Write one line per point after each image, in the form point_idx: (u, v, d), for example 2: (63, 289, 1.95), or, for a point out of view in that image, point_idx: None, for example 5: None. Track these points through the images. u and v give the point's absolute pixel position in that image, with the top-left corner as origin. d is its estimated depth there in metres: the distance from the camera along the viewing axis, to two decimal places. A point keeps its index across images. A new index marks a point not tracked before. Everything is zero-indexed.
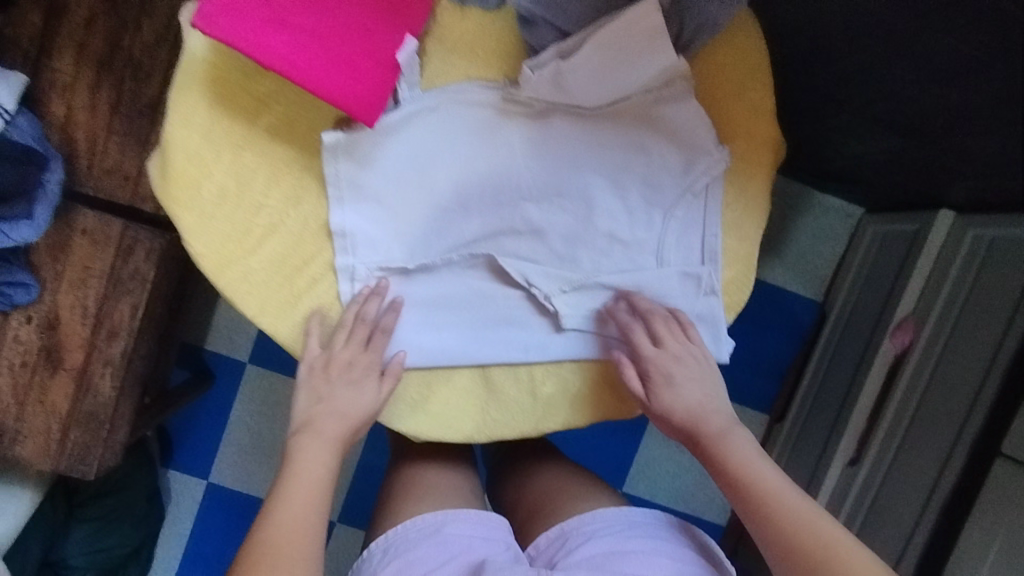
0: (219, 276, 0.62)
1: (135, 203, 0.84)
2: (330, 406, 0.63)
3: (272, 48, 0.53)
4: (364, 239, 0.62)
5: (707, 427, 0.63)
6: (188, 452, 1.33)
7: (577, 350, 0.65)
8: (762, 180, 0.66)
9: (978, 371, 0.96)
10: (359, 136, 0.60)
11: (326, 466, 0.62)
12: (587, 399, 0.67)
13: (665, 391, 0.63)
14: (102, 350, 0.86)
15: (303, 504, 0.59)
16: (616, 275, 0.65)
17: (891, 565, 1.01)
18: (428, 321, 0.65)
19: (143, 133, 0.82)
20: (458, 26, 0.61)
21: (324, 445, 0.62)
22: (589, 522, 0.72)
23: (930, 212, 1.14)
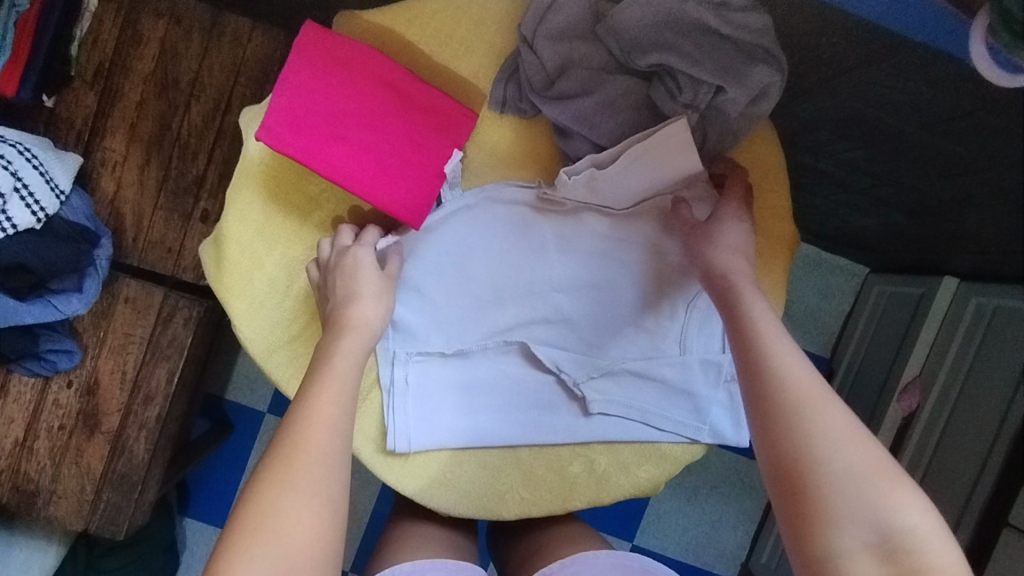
0: (266, 359, 0.66)
1: (177, 273, 0.88)
2: (344, 295, 0.59)
3: (330, 160, 0.57)
4: (405, 327, 0.66)
5: (737, 286, 0.60)
6: (206, 500, 1.34)
7: (603, 433, 0.68)
8: (780, 273, 0.69)
9: (985, 441, 0.99)
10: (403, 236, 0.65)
11: (357, 360, 0.57)
12: (612, 480, 0.70)
13: (706, 243, 0.63)
14: (138, 414, 0.89)
15: (332, 396, 0.53)
16: (642, 362, 0.68)
17: None
18: (462, 404, 0.68)
19: (187, 208, 0.87)
20: (496, 132, 0.65)
21: (357, 333, 0.58)
22: (565, 566, 0.75)
23: (934, 277, 1.18)
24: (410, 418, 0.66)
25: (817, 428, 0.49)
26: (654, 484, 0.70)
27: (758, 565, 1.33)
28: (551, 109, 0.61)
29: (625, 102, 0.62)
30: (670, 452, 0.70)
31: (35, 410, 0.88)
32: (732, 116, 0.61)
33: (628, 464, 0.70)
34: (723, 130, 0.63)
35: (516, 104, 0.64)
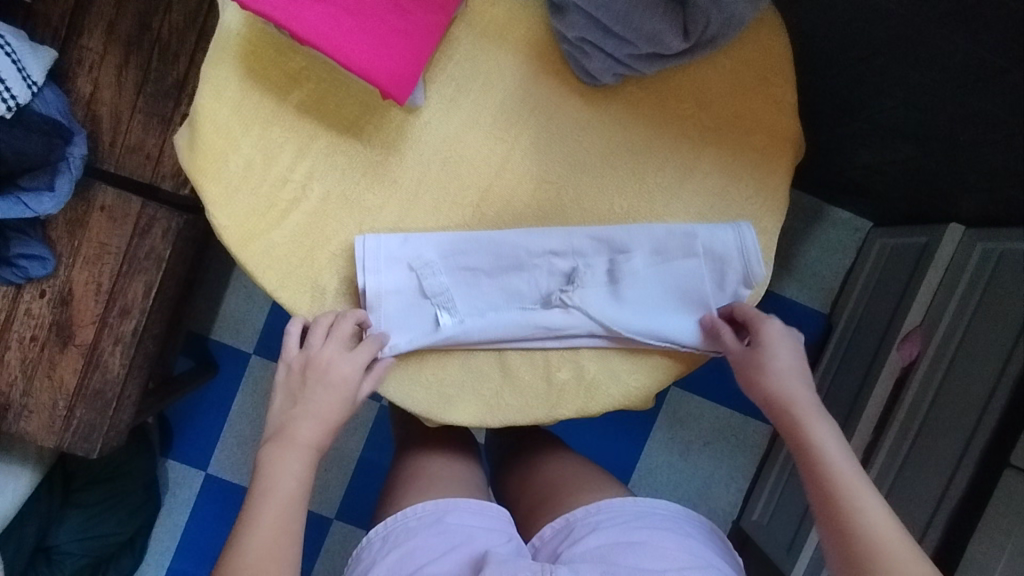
0: (240, 248, 0.62)
1: (155, 181, 0.84)
2: (304, 411, 0.62)
3: (308, 21, 0.54)
4: (383, 251, 0.62)
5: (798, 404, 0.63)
6: (189, 442, 1.32)
7: (592, 339, 0.66)
8: (784, 173, 0.65)
9: (987, 382, 0.96)
10: (394, 243, 0.62)
11: (302, 477, 0.60)
12: (601, 388, 0.67)
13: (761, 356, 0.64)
14: (113, 327, 0.86)
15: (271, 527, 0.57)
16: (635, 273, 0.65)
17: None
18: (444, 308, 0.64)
19: (166, 113, 0.83)
20: (488, 12, 0.62)
21: (297, 453, 0.61)
22: (596, 513, 0.69)
23: (939, 225, 1.15)
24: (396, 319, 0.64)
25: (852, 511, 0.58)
26: (645, 393, 0.67)
27: (751, 520, 1.30)
28: None
29: None
30: (659, 361, 0.67)
31: (6, 320, 0.85)
32: None
33: (618, 370, 0.67)
34: (725, 18, 0.58)
35: None
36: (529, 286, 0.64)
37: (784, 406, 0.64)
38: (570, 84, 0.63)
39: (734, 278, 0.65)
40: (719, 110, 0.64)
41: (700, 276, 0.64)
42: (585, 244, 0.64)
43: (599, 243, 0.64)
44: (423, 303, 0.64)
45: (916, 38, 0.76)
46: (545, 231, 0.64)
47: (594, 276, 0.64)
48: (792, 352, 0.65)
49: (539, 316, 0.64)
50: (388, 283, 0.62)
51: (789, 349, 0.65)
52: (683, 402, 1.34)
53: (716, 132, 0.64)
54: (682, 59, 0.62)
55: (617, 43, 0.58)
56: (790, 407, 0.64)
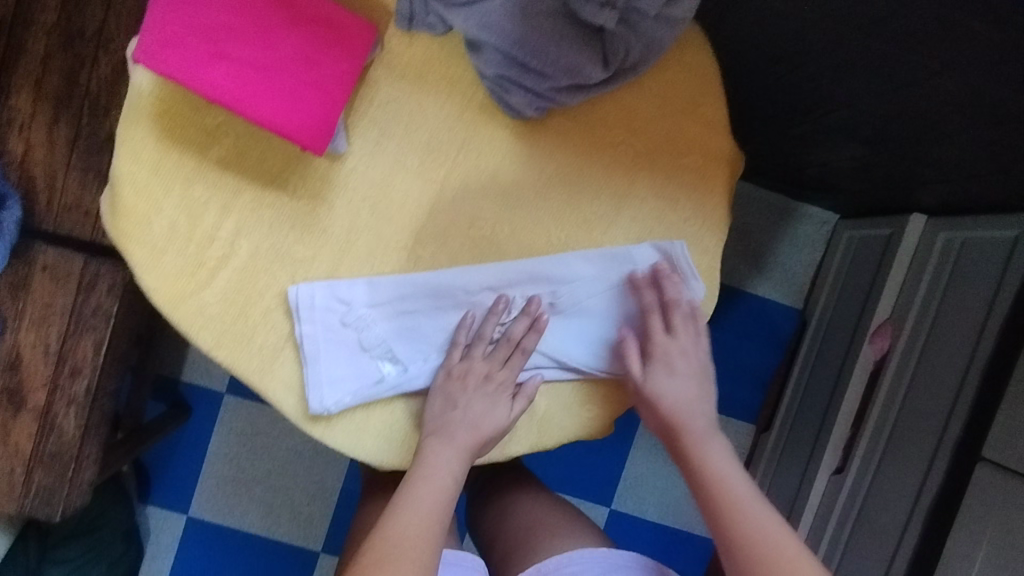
0: (173, 311, 0.61)
1: (96, 238, 0.83)
2: (463, 417, 0.63)
3: (213, 80, 0.52)
4: (317, 303, 0.61)
5: (692, 424, 0.65)
6: (167, 487, 1.31)
7: (539, 372, 0.65)
8: (720, 193, 0.65)
9: (955, 376, 0.96)
10: (335, 298, 0.61)
11: (451, 466, 0.62)
12: (552, 423, 0.66)
13: (661, 380, 0.65)
14: (65, 388, 0.84)
15: (426, 511, 0.61)
16: (579, 301, 0.64)
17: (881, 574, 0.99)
18: (381, 353, 0.62)
19: (102, 168, 0.82)
20: (406, 52, 0.60)
21: (457, 450, 0.63)
22: (570, 564, 0.71)
23: (901, 217, 1.15)
24: (333, 368, 0.62)
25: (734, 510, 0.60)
26: (595, 424, 0.67)
27: None
28: (458, 20, 0.56)
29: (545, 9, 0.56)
30: (609, 389, 0.67)
31: None
32: (651, 16, 0.56)
33: (569, 403, 0.66)
34: (644, 45, 0.58)
35: (424, 18, 0.58)
36: (469, 326, 0.63)
37: (676, 428, 0.65)
38: (496, 120, 0.62)
39: (679, 316, 0.65)
40: (649, 134, 0.63)
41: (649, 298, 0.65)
42: (519, 278, 0.63)
43: (539, 279, 0.63)
44: (466, 359, 0.63)
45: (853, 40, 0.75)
46: (483, 271, 0.63)
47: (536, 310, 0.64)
48: (687, 366, 0.66)
49: (495, 368, 0.64)
50: (338, 332, 0.62)
51: (686, 370, 0.65)
52: None
53: (649, 156, 0.64)
54: (605, 88, 0.60)
55: (536, 78, 0.57)
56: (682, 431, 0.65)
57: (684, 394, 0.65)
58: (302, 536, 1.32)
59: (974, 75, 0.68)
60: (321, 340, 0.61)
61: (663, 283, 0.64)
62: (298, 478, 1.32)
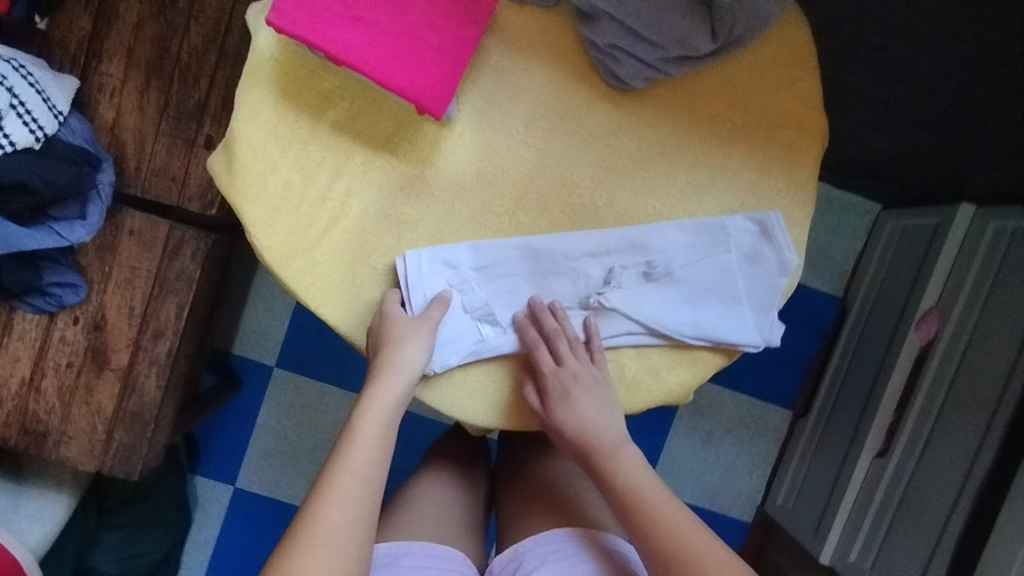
0: (283, 268, 0.63)
1: (182, 203, 0.84)
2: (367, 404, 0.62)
3: (346, 43, 0.55)
4: (425, 266, 0.63)
5: (599, 441, 0.66)
6: (216, 457, 1.33)
7: (630, 338, 0.67)
8: (812, 167, 0.67)
9: (1009, 359, 0.98)
10: (445, 260, 0.64)
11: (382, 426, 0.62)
12: (640, 391, 0.68)
13: (562, 407, 0.65)
14: (147, 349, 0.86)
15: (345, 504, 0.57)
16: (677, 267, 0.66)
17: (928, 552, 1.01)
18: (484, 316, 0.65)
19: (191, 134, 0.83)
20: (516, 22, 0.62)
21: (383, 414, 0.62)
22: (544, 544, 0.72)
23: (950, 206, 1.17)
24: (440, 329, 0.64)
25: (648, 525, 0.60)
26: (686, 389, 0.69)
27: (774, 505, 1.40)
28: None
29: None
30: (702, 358, 0.68)
31: (40, 348, 0.85)
32: None
33: (659, 369, 0.68)
34: (752, 18, 0.60)
35: None
36: (568, 291, 0.66)
37: (588, 448, 0.66)
38: (598, 90, 0.64)
39: (764, 281, 0.67)
40: (746, 107, 0.65)
41: (745, 263, 0.66)
42: (618, 245, 0.65)
43: (638, 244, 0.65)
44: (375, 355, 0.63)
45: None
46: (583, 237, 0.65)
47: (633, 277, 0.66)
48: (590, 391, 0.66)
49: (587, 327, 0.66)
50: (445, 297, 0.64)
51: (588, 388, 0.65)
52: (702, 392, 1.42)
53: (745, 129, 0.66)
54: (708, 61, 0.62)
55: (649, 48, 0.59)
56: (592, 452, 0.66)
57: (590, 409, 0.66)
58: None
59: None
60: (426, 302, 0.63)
61: (765, 245, 0.66)
62: None
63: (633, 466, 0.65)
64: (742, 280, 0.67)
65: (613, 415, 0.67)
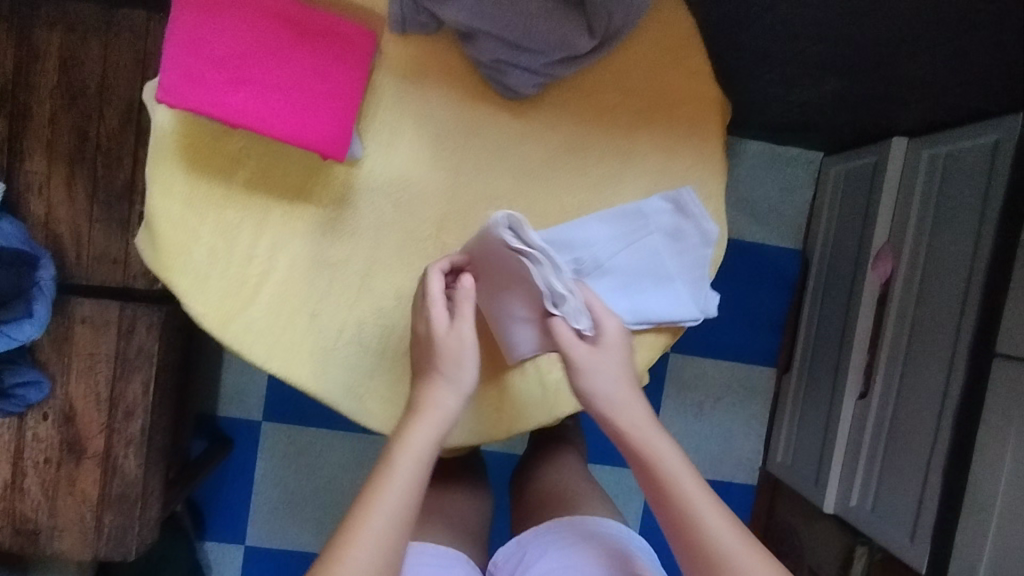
0: (224, 331, 0.65)
1: (129, 282, 0.86)
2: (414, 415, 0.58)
3: (236, 106, 0.56)
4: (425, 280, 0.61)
5: (636, 428, 0.58)
6: (223, 518, 1.34)
7: None
8: (717, 137, 0.68)
9: (960, 283, 1.00)
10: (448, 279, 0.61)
11: (420, 454, 0.56)
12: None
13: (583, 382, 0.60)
14: (121, 431, 0.87)
15: (378, 528, 0.52)
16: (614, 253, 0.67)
17: (921, 484, 1.03)
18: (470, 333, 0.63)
19: (123, 215, 0.85)
20: (403, 54, 0.64)
21: (422, 440, 0.57)
22: (547, 534, 0.72)
23: (884, 142, 1.19)
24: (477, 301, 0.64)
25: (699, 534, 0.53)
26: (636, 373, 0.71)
27: (775, 463, 1.42)
28: (449, 13, 0.60)
29: None
30: (647, 341, 0.70)
31: (16, 450, 0.87)
32: None
33: None
34: (628, 8, 0.61)
35: (415, 18, 0.62)
36: None
37: (620, 432, 0.59)
38: (496, 102, 0.65)
39: (692, 255, 0.68)
40: (642, 93, 0.67)
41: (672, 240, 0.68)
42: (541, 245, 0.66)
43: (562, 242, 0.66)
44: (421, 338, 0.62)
45: None
46: None
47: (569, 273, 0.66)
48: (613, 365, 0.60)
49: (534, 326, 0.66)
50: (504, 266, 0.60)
51: (610, 367, 0.60)
52: (686, 365, 1.44)
53: (645, 114, 0.67)
54: (595, 56, 0.64)
55: (531, 56, 0.61)
56: (633, 439, 0.58)
57: (615, 388, 0.60)
58: None
59: None
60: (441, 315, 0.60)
61: (685, 221, 0.67)
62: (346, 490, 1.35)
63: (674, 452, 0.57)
64: (669, 258, 0.68)
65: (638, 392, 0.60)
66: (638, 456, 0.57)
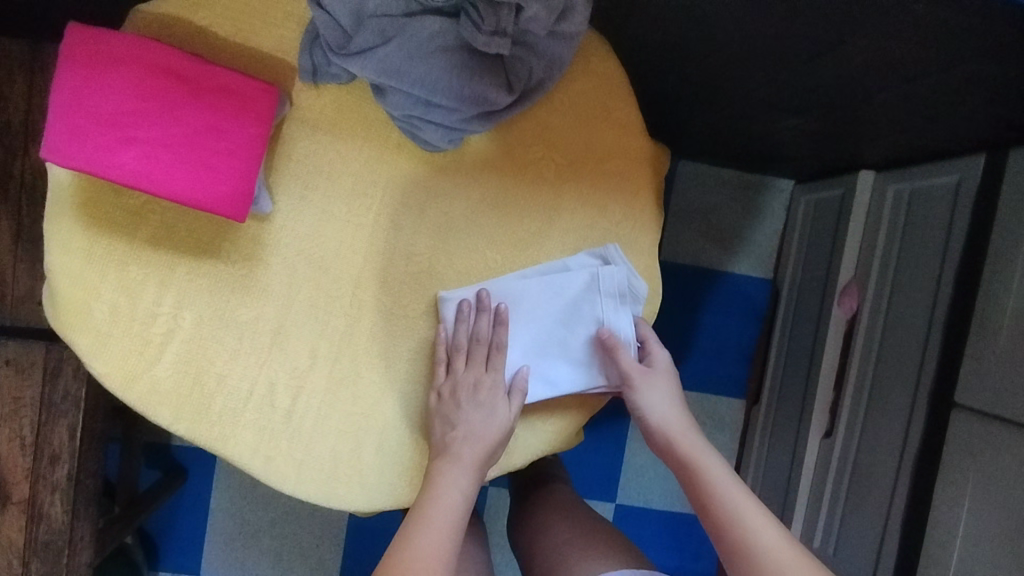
0: (127, 391, 0.61)
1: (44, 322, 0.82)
2: (464, 433, 0.60)
3: (126, 166, 0.53)
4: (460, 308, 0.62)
5: (676, 433, 0.62)
6: (178, 552, 1.18)
7: (541, 386, 0.63)
8: (647, 192, 0.67)
9: (921, 324, 0.93)
10: (478, 322, 0.62)
11: (463, 485, 0.58)
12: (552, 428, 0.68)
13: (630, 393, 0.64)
14: (48, 476, 0.83)
15: (438, 531, 0.54)
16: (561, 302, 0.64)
17: (879, 544, 0.93)
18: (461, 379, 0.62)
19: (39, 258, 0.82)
20: (317, 104, 0.61)
21: (466, 467, 0.58)
22: None
23: (852, 175, 1.13)
24: (512, 345, 0.64)
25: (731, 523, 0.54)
26: (566, 434, 0.68)
27: None
28: (356, 68, 0.56)
29: (435, 43, 0.56)
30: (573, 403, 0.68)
31: None
32: (545, 36, 0.58)
33: (534, 422, 0.67)
34: (547, 62, 0.60)
35: (327, 69, 0.59)
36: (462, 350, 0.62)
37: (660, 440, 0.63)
38: (414, 157, 0.63)
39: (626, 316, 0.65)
40: (569, 145, 0.65)
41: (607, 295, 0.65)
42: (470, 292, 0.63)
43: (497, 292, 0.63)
44: (451, 377, 0.62)
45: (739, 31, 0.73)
46: (426, 307, 0.64)
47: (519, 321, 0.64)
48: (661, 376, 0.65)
49: (482, 376, 0.62)
50: (558, 290, 0.64)
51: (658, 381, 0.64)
52: None
53: (572, 168, 0.65)
54: (516, 110, 0.61)
55: (443, 112, 0.58)
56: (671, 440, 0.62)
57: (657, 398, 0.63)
58: None
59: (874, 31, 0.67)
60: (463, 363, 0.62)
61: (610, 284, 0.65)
62: (304, 519, 1.20)
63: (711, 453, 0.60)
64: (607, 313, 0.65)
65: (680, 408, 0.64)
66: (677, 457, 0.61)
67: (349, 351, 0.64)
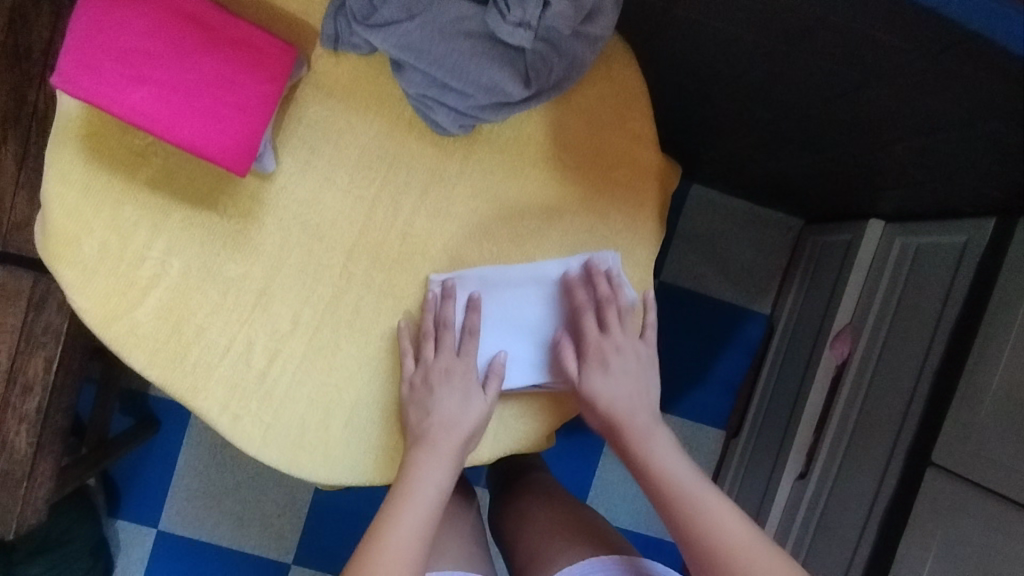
0: (105, 329, 0.61)
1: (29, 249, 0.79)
2: (439, 420, 0.60)
3: (133, 104, 0.53)
4: (444, 296, 0.62)
5: (632, 420, 0.61)
6: (138, 500, 1.16)
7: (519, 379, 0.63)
8: (651, 205, 0.67)
9: (909, 378, 0.91)
10: (445, 310, 0.62)
11: (437, 477, 0.58)
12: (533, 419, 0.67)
13: (593, 380, 0.62)
14: (16, 407, 0.79)
15: (410, 525, 0.55)
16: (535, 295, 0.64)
17: None
18: (428, 369, 0.61)
19: (34, 189, 0.77)
20: (334, 72, 0.61)
21: (440, 459, 0.59)
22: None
23: (859, 222, 1.10)
24: (485, 335, 0.63)
25: (697, 517, 0.56)
26: (534, 435, 0.67)
27: None
28: (377, 40, 0.56)
29: (459, 27, 0.56)
30: (535, 404, 0.67)
31: None
32: (568, 35, 0.58)
33: (504, 414, 0.66)
34: (568, 62, 0.59)
35: (348, 39, 0.59)
36: (433, 338, 0.62)
37: (618, 427, 0.62)
38: (423, 137, 0.63)
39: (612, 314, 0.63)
40: (578, 148, 0.65)
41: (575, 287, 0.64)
42: (465, 278, 0.63)
43: (481, 282, 0.63)
44: (422, 363, 0.61)
45: (762, 58, 0.73)
46: (415, 287, 0.64)
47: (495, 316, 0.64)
48: (624, 365, 0.63)
49: (453, 362, 0.61)
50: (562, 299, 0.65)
51: (622, 368, 0.62)
52: None
53: (578, 170, 0.65)
54: (530, 105, 0.61)
55: (458, 97, 0.58)
56: (623, 431, 0.62)
57: (621, 385, 0.62)
58: (272, 548, 1.17)
59: (900, 79, 0.67)
60: (432, 348, 0.62)
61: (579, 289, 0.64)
62: (269, 487, 1.18)
63: (664, 442, 0.61)
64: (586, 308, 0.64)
65: (646, 393, 0.63)
66: (630, 448, 0.61)
67: (331, 320, 0.63)
